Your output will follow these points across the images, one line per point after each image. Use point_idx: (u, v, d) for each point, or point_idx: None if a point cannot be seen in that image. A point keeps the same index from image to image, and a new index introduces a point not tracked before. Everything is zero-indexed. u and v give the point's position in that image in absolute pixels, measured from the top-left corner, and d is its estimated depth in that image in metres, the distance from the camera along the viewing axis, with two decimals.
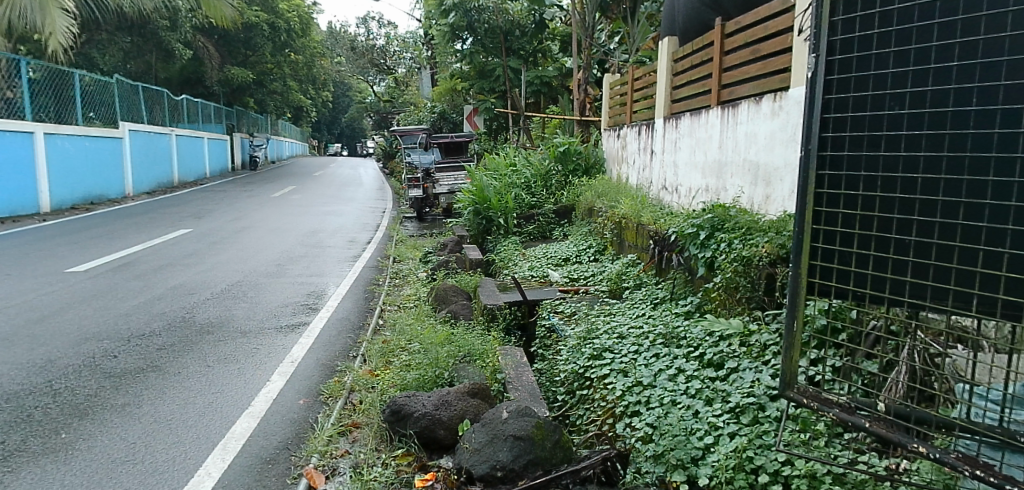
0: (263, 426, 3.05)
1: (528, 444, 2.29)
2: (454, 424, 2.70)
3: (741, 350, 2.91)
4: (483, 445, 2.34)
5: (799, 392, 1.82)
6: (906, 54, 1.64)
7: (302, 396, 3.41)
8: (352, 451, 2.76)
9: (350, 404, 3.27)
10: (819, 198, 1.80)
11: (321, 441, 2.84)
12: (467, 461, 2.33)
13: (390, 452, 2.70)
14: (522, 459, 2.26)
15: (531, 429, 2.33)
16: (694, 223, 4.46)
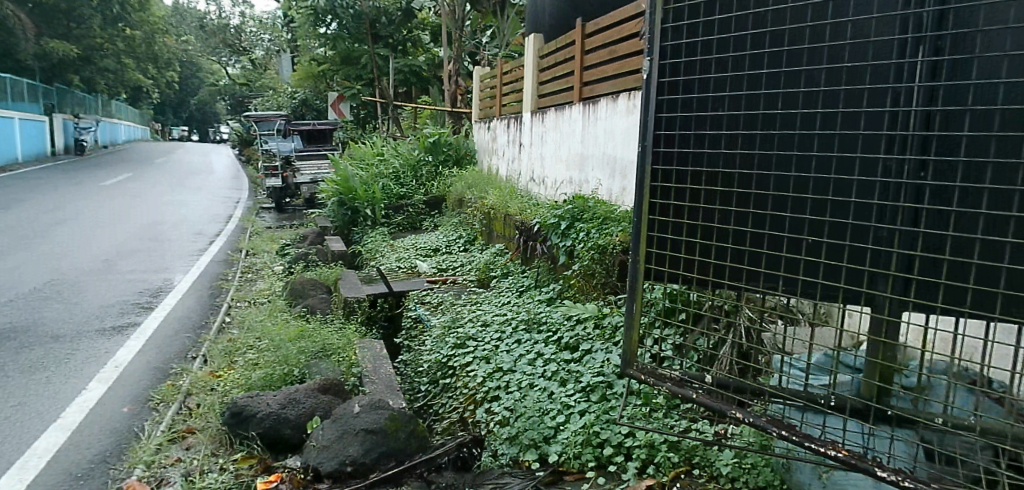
0: (75, 439, 2.77)
1: (380, 437, 2.27)
2: (301, 423, 2.60)
3: (595, 333, 3.06)
4: (332, 441, 2.27)
5: (637, 368, 1.98)
6: (725, 60, 1.82)
7: (126, 404, 3.14)
8: (185, 458, 2.57)
9: (185, 408, 3.05)
10: (655, 190, 1.97)
11: (147, 451, 2.63)
12: (314, 459, 2.24)
13: (230, 456, 2.56)
14: (374, 452, 2.24)
15: (384, 421, 2.31)
16: (557, 214, 4.63)
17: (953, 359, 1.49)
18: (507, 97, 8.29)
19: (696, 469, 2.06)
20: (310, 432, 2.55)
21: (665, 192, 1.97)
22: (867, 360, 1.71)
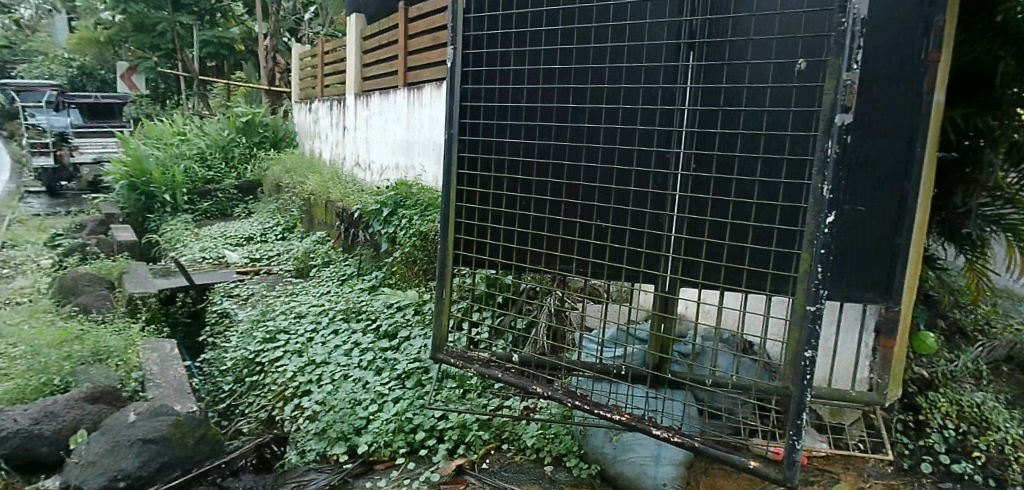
0: None
1: (161, 446, 2.10)
2: (63, 438, 2.32)
3: (414, 319, 3.04)
4: (101, 456, 2.06)
5: (447, 352, 2.03)
6: (523, 54, 1.91)
7: None
8: None
9: None
10: (461, 178, 2.03)
11: None
12: (76, 478, 2.03)
13: None
14: (152, 463, 2.06)
15: (165, 428, 2.14)
16: (378, 200, 4.54)
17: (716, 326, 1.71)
18: (329, 78, 7.91)
19: (505, 444, 2.15)
20: (71, 448, 2.25)
21: (471, 180, 2.03)
22: (651, 332, 1.91)
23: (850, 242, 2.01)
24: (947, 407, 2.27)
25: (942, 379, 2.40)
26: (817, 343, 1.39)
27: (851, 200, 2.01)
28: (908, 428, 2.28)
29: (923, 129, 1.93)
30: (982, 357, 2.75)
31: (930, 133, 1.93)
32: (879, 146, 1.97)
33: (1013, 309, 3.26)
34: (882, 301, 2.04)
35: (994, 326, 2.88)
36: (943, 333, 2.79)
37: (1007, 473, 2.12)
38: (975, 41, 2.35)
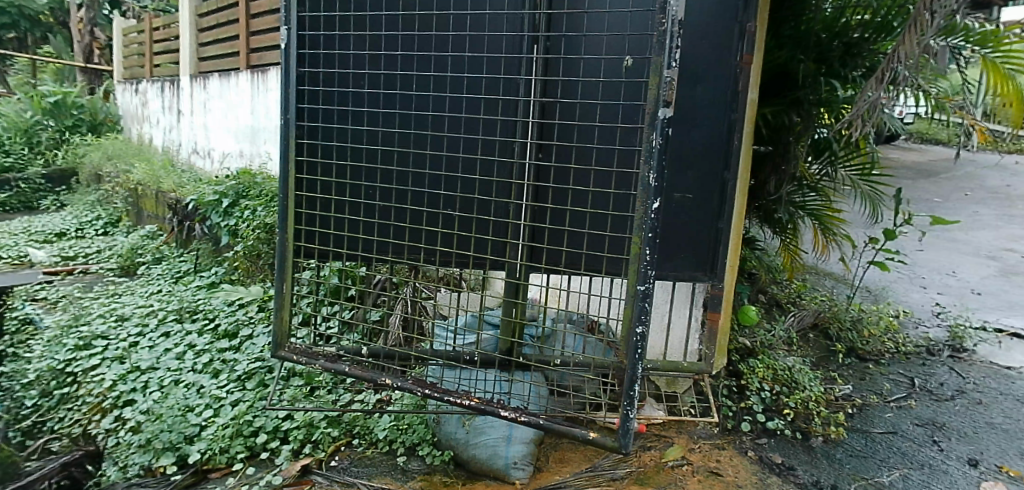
0: None
1: None
2: None
3: (257, 317, 2.87)
4: None
5: (290, 349, 1.94)
6: (363, 39, 1.89)
7: None
8: None
9: None
10: (300, 165, 1.95)
11: None
12: None
13: None
14: None
15: None
16: (217, 190, 4.23)
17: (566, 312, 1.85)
18: (160, 58, 7.19)
19: (356, 439, 2.09)
20: None
21: (312, 167, 1.98)
22: (503, 320, 1.99)
23: (669, 229, 2.18)
24: (763, 372, 2.55)
25: (760, 347, 2.71)
26: (647, 319, 1.57)
27: (677, 189, 2.18)
28: (732, 392, 2.51)
29: (736, 124, 2.13)
30: (794, 329, 3.00)
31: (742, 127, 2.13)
32: (700, 140, 2.16)
33: (819, 284, 3.73)
34: (707, 280, 2.23)
35: (805, 298, 3.32)
36: (763, 305, 3.18)
37: (810, 425, 2.34)
38: (782, 48, 2.68)
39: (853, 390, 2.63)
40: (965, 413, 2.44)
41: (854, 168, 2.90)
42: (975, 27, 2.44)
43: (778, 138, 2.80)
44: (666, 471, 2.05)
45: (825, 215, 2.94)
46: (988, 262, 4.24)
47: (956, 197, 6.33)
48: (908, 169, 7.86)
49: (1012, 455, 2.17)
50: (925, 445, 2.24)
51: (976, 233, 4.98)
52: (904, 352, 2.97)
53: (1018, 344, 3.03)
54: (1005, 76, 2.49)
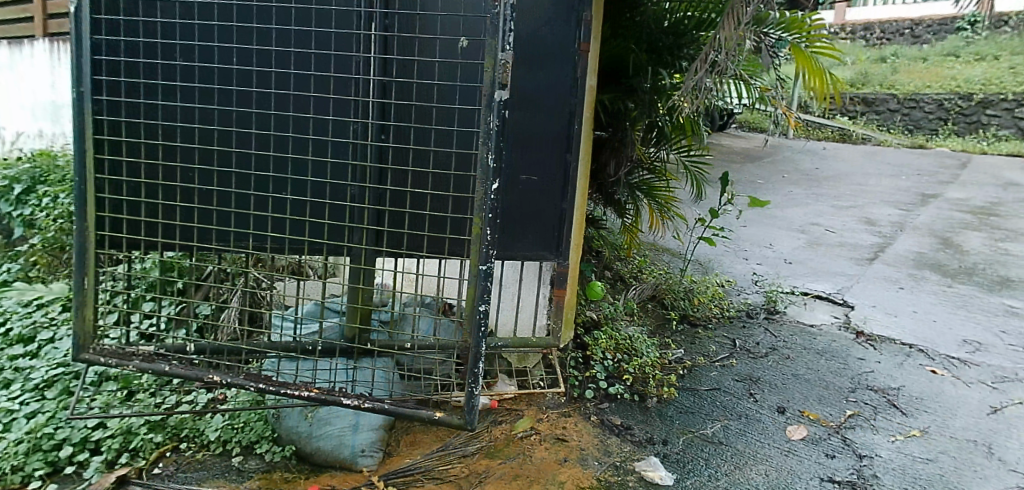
0: None
1: None
2: None
3: (60, 318, 2.55)
4: None
5: (97, 350, 1.74)
6: (172, 7, 1.77)
7: None
8: None
9: None
10: (100, 144, 1.74)
11: None
12: None
13: None
14: None
15: None
16: (7, 174, 3.69)
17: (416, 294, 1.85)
18: None
19: (185, 443, 1.94)
20: None
21: (114, 147, 1.78)
22: (349, 306, 1.93)
23: (507, 212, 2.25)
24: (606, 343, 2.69)
25: (605, 319, 2.87)
26: (489, 298, 1.60)
27: (523, 171, 2.24)
28: (579, 362, 2.62)
29: (577, 109, 2.22)
30: (635, 300, 3.23)
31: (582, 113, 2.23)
32: (543, 125, 2.22)
33: (658, 259, 3.96)
34: (554, 259, 2.32)
35: (645, 271, 3.53)
36: (609, 279, 3.38)
37: (647, 388, 2.52)
38: (616, 37, 2.84)
39: (684, 353, 2.87)
40: (775, 367, 2.75)
41: (683, 149, 3.12)
42: (778, 17, 2.68)
43: (617, 125, 2.99)
44: (516, 442, 2.11)
45: (660, 195, 3.11)
46: (798, 235, 4.81)
47: (775, 179, 7.10)
48: (736, 154, 8.69)
49: (811, 400, 2.48)
50: (743, 398, 2.50)
51: (789, 210, 5.63)
52: (728, 316, 3.29)
53: (821, 303, 3.44)
54: (809, 59, 2.77)
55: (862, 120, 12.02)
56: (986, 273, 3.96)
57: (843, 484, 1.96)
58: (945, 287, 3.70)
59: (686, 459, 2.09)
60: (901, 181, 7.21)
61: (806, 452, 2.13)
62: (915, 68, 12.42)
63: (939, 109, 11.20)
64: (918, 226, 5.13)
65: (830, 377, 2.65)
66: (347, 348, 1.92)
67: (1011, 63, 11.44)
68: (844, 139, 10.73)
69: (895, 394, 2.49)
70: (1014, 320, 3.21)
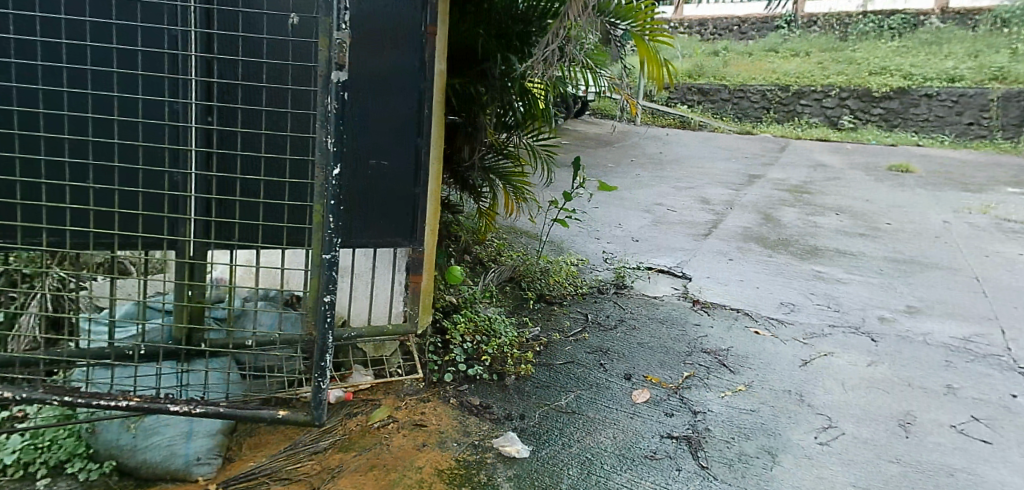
0: None
1: None
2: None
3: None
4: None
5: None
6: None
7: None
8: None
9: None
10: None
11: None
12: None
13: None
14: None
15: None
16: None
17: (255, 289, 1.74)
18: None
19: None
20: None
21: None
22: (175, 304, 1.78)
23: (354, 202, 2.14)
24: (465, 327, 2.63)
25: (463, 302, 2.82)
26: (334, 288, 1.53)
27: (372, 155, 2.12)
28: (438, 347, 2.54)
29: (426, 92, 2.13)
30: (493, 282, 3.21)
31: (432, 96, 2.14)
32: (391, 107, 2.11)
33: (515, 241, 4.00)
34: (409, 245, 2.24)
35: (503, 254, 3.56)
36: (467, 264, 3.34)
37: (505, 367, 2.50)
38: (466, 22, 2.81)
39: (541, 331, 2.89)
40: (623, 337, 2.89)
41: (534, 133, 3.17)
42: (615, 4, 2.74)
43: (468, 109, 2.93)
44: (372, 433, 2.05)
45: (514, 179, 3.14)
46: (644, 215, 5.13)
47: (624, 163, 7.50)
48: (589, 139, 9.08)
49: (654, 365, 2.64)
50: (594, 368, 2.59)
51: (636, 192, 5.98)
52: (581, 292, 3.36)
53: (663, 277, 3.68)
54: (648, 47, 2.89)
55: (700, 109, 13.02)
56: (800, 244, 4.47)
57: (680, 439, 2.12)
58: (767, 257, 4.13)
59: (542, 431, 2.14)
60: (732, 163, 7.94)
61: (649, 414, 2.27)
62: (743, 61, 13.66)
63: (763, 98, 12.49)
64: (746, 204, 5.69)
65: (671, 343, 2.84)
66: (172, 351, 1.80)
67: (819, 59, 13.00)
68: (685, 126, 11.62)
69: (724, 354, 2.74)
70: (821, 283, 3.66)
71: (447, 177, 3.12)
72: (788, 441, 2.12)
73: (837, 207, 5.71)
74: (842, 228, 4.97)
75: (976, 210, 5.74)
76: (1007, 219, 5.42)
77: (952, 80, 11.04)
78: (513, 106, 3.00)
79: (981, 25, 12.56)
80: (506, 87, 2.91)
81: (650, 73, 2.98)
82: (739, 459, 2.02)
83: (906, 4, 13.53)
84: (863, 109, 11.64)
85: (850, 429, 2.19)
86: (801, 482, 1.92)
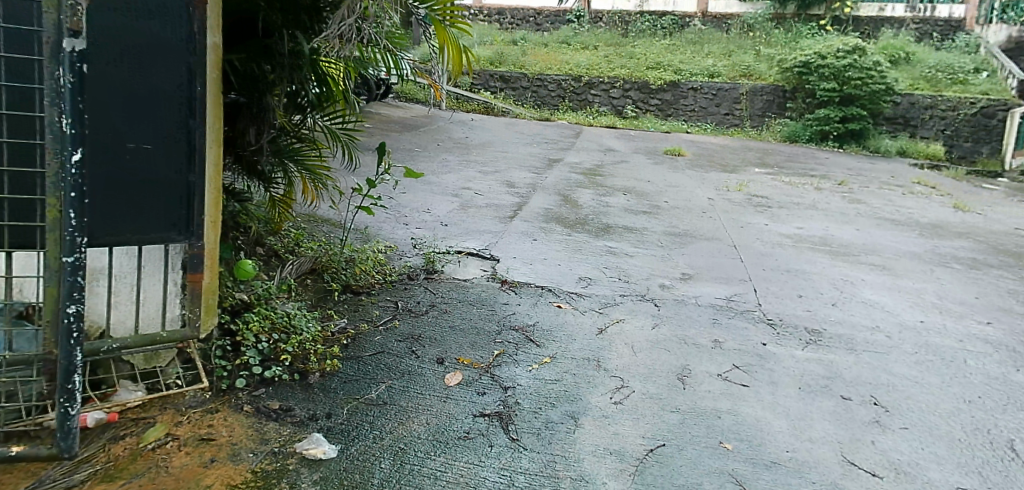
0: None
1: None
2: None
3: None
4: None
5: None
6: None
7: None
8: None
9: None
10: None
11: None
12: None
13: None
14: None
15: None
16: None
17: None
18: None
19: None
20: None
21: None
22: None
23: (109, 192, 1.83)
24: (259, 325, 2.41)
25: (258, 300, 2.58)
26: (81, 296, 1.32)
27: (130, 137, 1.83)
28: (227, 352, 2.30)
29: (197, 68, 1.89)
30: (292, 276, 2.97)
31: (204, 72, 1.91)
32: (153, 83, 1.83)
33: (316, 230, 3.77)
34: (184, 240, 1.99)
35: (302, 245, 3.32)
36: (261, 258, 3.06)
37: (308, 365, 2.34)
38: None
39: (347, 322, 2.76)
40: (434, 321, 2.87)
41: (332, 116, 3.01)
42: None
43: (251, 89, 2.63)
44: (144, 456, 1.80)
45: (313, 164, 2.97)
46: (452, 199, 5.15)
47: (429, 148, 7.45)
48: (394, 123, 8.89)
49: (466, 347, 2.65)
50: (405, 356, 2.54)
51: (443, 177, 5.98)
52: (390, 281, 3.27)
53: (472, 260, 3.73)
54: (446, 32, 2.82)
55: (501, 96, 13.33)
56: (595, 222, 4.81)
57: (492, 415, 2.16)
58: (567, 236, 4.38)
59: (351, 427, 2.04)
60: (533, 148, 8.31)
61: (461, 395, 2.28)
62: (540, 51, 14.25)
63: (558, 87, 13.19)
64: (547, 186, 5.98)
65: (481, 324, 2.88)
66: None
67: (606, 52, 14.08)
68: (489, 112, 11.93)
69: (531, 330, 2.85)
70: (613, 258, 3.98)
71: (230, 162, 2.79)
72: (589, 405, 2.27)
73: (625, 188, 6.25)
74: (629, 207, 5.44)
75: (734, 188, 6.65)
76: (756, 195, 6.36)
77: (712, 76, 12.68)
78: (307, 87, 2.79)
79: (732, 28, 14.55)
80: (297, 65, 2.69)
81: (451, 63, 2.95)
82: (546, 427, 2.11)
83: (674, 6, 15.24)
84: (644, 99, 12.93)
85: (639, 387, 2.41)
86: (601, 440, 2.06)
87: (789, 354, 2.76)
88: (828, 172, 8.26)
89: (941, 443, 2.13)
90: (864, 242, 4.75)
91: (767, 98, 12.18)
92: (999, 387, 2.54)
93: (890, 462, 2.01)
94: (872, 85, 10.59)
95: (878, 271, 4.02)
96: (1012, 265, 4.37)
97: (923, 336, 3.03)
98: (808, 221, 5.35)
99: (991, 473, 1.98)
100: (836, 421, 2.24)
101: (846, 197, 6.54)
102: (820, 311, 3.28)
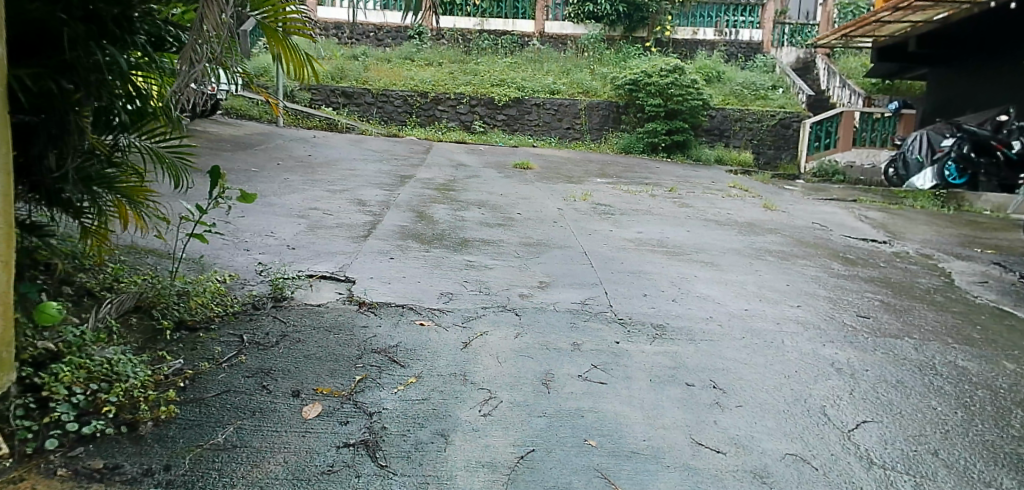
0: None
1: None
2: None
3: None
4: None
5: None
6: None
7: None
8: None
9: None
10: None
11: None
12: None
13: None
14: None
15: None
16: None
17: None
18: None
19: None
20: None
21: None
22: None
23: None
24: (72, 375, 2.10)
25: (68, 348, 2.25)
26: None
27: None
28: (31, 410, 1.98)
29: None
30: (112, 316, 2.63)
31: None
32: None
33: (139, 262, 3.40)
34: None
35: (123, 280, 2.97)
36: (69, 299, 2.70)
37: (137, 414, 2.07)
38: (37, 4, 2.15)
39: (184, 363, 2.49)
40: (285, 353, 2.67)
41: (148, 134, 2.73)
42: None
43: (47, 107, 2.27)
44: None
45: (131, 189, 2.70)
46: (298, 222, 4.87)
47: (268, 168, 7.02)
48: (229, 142, 8.29)
49: (324, 376, 2.50)
50: (254, 393, 2.33)
51: (286, 198, 5.66)
52: (231, 313, 3.00)
53: (326, 283, 3.55)
54: (284, 40, 2.76)
55: (345, 112, 12.94)
56: (450, 237, 4.79)
57: (357, 444, 2.05)
58: (423, 252, 4.32)
59: (196, 478, 1.83)
60: (382, 165, 8.14)
61: (322, 427, 2.13)
62: (383, 67, 13.98)
63: (404, 103, 13.08)
64: (399, 203, 5.87)
65: (339, 350, 2.73)
66: None
67: (449, 68, 14.22)
68: (333, 128, 11.55)
69: (393, 352, 2.75)
70: (472, 271, 3.99)
71: (23, 190, 2.41)
72: (458, 420, 2.23)
73: (476, 201, 6.32)
74: (483, 220, 5.49)
75: (580, 197, 6.97)
76: (600, 203, 6.71)
77: (553, 92, 13.26)
78: (118, 104, 2.50)
79: (568, 49, 15.35)
80: (104, 80, 2.38)
81: (296, 71, 2.87)
82: (415, 449, 2.03)
83: (513, 26, 15.80)
84: (490, 115, 13.22)
85: (506, 397, 2.41)
86: (473, 454, 2.02)
87: (639, 349, 2.91)
88: (659, 179, 8.97)
89: (771, 415, 2.35)
90: (695, 241, 5.18)
91: (603, 114, 13.03)
92: (810, 361, 2.86)
93: (731, 438, 2.18)
94: (691, 101, 11.71)
95: (707, 267, 4.40)
96: (813, 254, 4.98)
97: (747, 321, 3.36)
98: (647, 225, 5.73)
99: (811, 437, 2.21)
100: (684, 407, 2.38)
101: (676, 202, 7.12)
102: (662, 307, 3.51)
